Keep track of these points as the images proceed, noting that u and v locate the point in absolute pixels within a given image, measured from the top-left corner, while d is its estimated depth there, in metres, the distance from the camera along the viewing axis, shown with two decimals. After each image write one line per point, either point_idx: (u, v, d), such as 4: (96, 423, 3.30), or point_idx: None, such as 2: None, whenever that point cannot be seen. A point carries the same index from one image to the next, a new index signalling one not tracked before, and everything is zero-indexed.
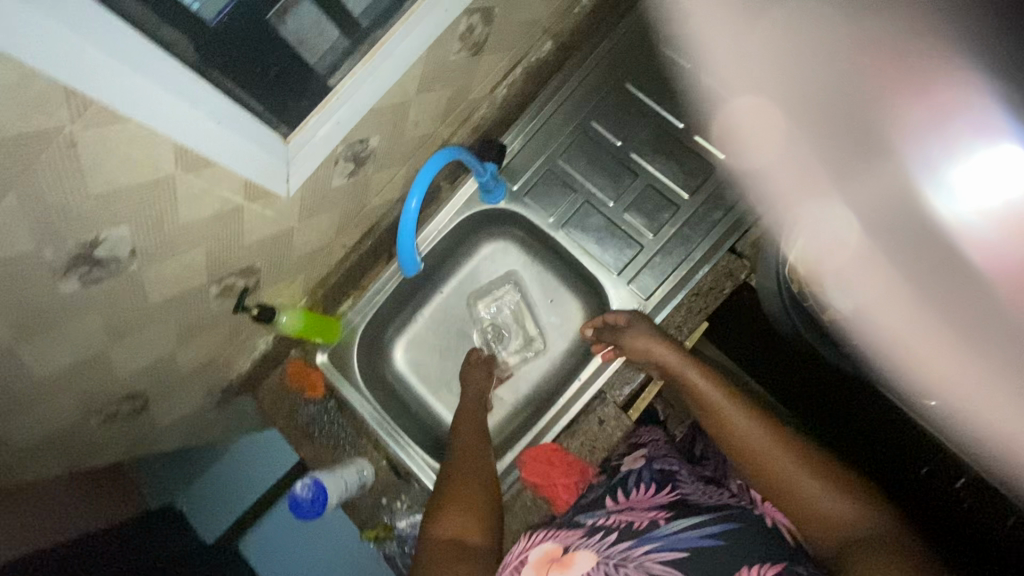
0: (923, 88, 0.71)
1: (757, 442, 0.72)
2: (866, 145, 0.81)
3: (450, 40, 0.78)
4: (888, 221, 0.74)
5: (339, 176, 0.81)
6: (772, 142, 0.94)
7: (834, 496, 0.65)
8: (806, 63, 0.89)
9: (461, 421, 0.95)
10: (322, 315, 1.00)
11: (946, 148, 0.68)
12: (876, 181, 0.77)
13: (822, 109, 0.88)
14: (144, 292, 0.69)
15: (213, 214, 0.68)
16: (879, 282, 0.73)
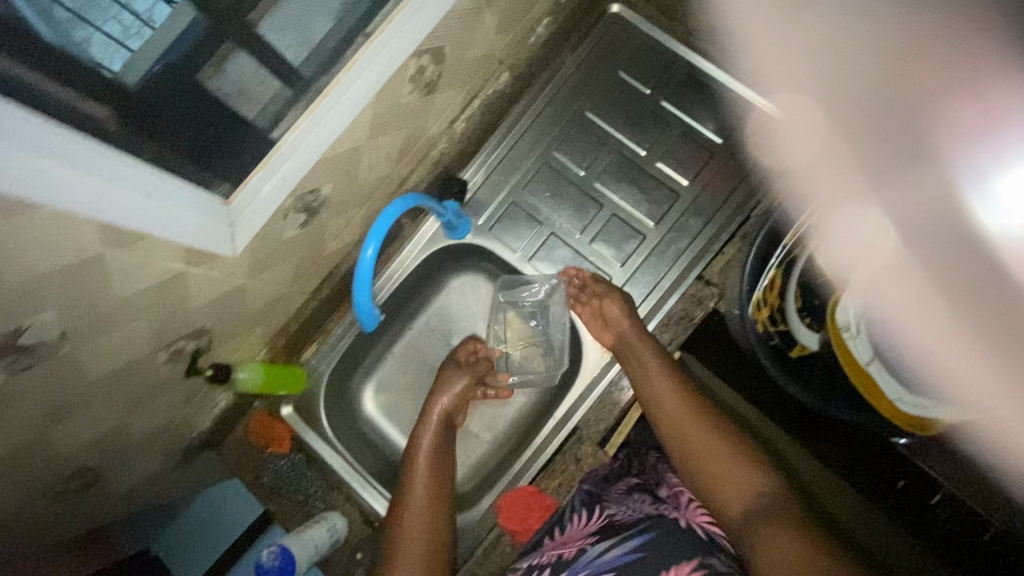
0: (979, 93, 0.60)
1: (687, 418, 0.77)
2: (913, 147, 0.72)
3: (400, 83, 0.75)
4: (931, 228, 0.66)
5: (290, 229, 0.77)
6: (811, 141, 0.92)
7: (734, 463, 0.71)
8: (852, 55, 0.77)
9: (424, 430, 0.91)
10: (284, 366, 0.95)
11: (995, 153, 0.60)
12: (917, 186, 0.69)
13: (869, 105, 0.79)
14: (82, 370, 0.64)
15: (153, 284, 0.63)
16: (913, 291, 0.64)
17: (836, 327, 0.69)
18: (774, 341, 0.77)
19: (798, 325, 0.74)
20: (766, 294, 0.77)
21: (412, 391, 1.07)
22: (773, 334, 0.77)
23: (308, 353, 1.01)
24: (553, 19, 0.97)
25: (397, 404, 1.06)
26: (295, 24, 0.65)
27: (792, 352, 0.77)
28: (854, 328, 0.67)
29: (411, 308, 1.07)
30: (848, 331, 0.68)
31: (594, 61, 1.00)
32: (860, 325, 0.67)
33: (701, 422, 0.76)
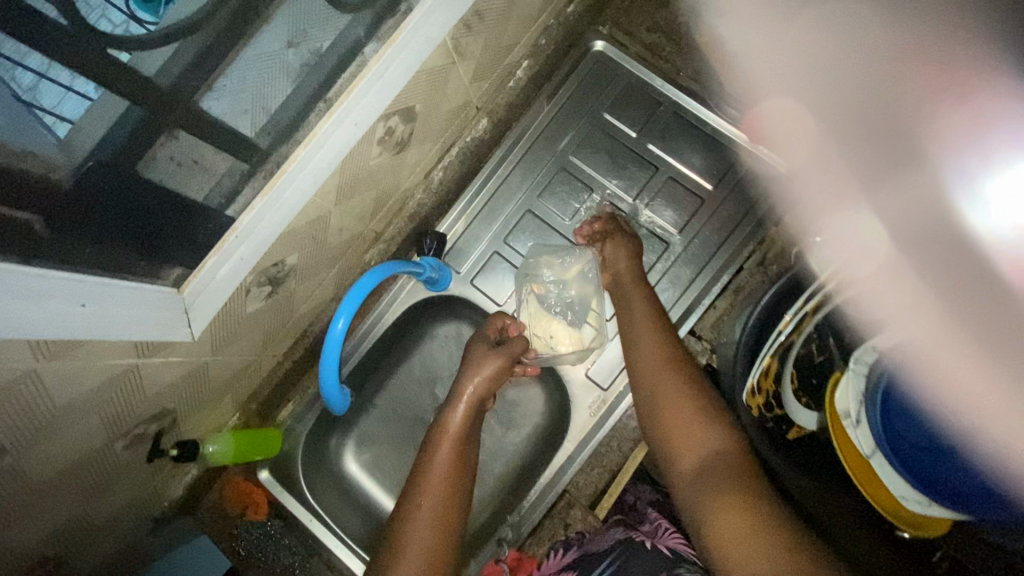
0: (965, 97, 0.63)
1: (656, 372, 0.73)
2: (901, 152, 0.73)
3: (368, 146, 0.69)
4: (926, 229, 0.72)
5: (255, 302, 0.73)
6: (798, 146, 0.87)
7: (702, 425, 0.66)
8: (834, 69, 0.75)
9: (453, 403, 0.80)
10: (258, 431, 0.91)
11: (983, 158, 0.63)
12: (910, 191, 0.72)
13: (855, 117, 0.76)
14: (29, 474, 0.60)
15: (101, 382, 0.59)
16: (909, 292, 0.68)
17: (835, 413, 0.68)
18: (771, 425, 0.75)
19: (799, 410, 0.74)
20: (763, 382, 0.74)
21: (396, 447, 1.03)
22: (770, 421, 0.75)
23: (284, 413, 0.97)
24: (533, 61, 0.92)
25: (380, 460, 1.02)
26: (245, 88, 0.60)
27: (790, 434, 0.76)
28: (854, 418, 0.66)
29: (392, 359, 1.03)
30: (848, 419, 0.67)
31: (576, 106, 0.97)
32: (861, 413, 0.66)
33: (681, 378, 0.71)
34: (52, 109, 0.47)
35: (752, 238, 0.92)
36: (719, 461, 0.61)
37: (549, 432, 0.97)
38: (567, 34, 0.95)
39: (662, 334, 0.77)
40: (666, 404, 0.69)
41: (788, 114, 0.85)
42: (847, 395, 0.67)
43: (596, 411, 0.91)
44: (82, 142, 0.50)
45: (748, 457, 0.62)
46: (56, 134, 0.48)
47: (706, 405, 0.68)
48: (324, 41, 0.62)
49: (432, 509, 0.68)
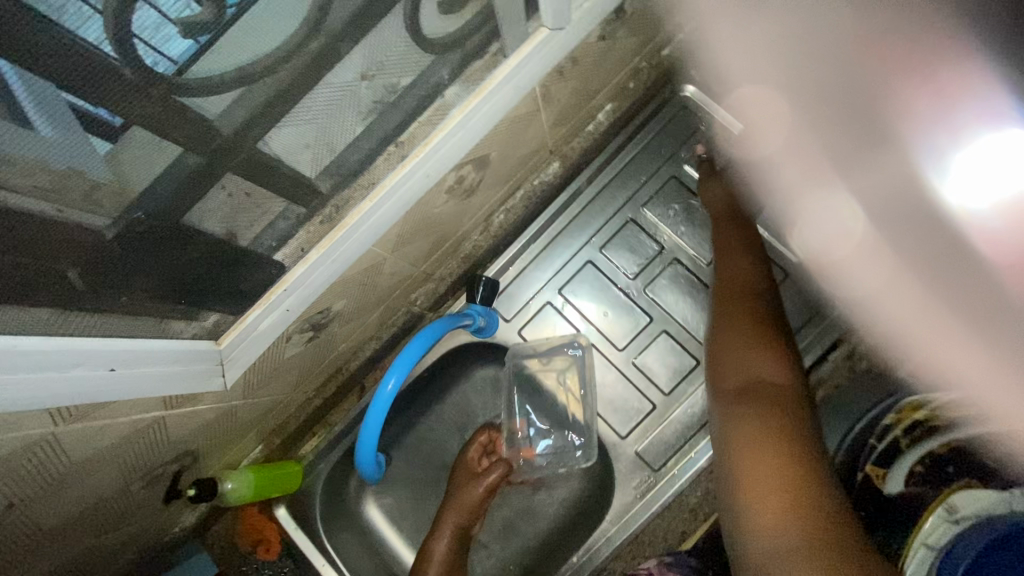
0: (928, 76, 0.62)
1: (743, 281, 0.73)
2: (871, 131, 0.71)
3: (435, 196, 0.63)
4: (891, 208, 0.75)
5: (294, 347, 0.67)
6: (776, 128, 0.83)
7: (761, 355, 0.64)
8: (818, 53, 0.69)
9: (439, 537, 0.84)
10: (280, 466, 0.85)
11: (951, 132, 0.64)
12: (877, 173, 0.75)
13: (831, 99, 0.73)
14: (37, 521, 0.55)
15: (123, 437, 0.54)
16: (883, 268, 0.79)
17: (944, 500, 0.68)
18: (863, 453, 0.76)
19: (901, 473, 0.73)
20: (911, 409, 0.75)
21: (419, 493, 0.96)
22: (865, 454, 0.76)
23: (308, 446, 0.91)
24: (616, 105, 0.87)
25: (401, 506, 0.96)
26: (313, 126, 0.49)
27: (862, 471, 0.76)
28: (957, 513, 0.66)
29: (425, 401, 0.96)
30: (948, 514, 0.67)
31: (655, 154, 0.89)
32: (965, 517, 0.65)
33: (751, 313, 0.69)
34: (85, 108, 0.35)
35: (837, 323, 0.83)
36: (767, 391, 0.61)
37: (586, 503, 0.89)
38: (656, 75, 0.88)
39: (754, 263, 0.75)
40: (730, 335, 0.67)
41: (763, 102, 0.83)
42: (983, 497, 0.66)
43: (643, 492, 0.83)
44: (140, 174, 0.41)
45: (800, 392, 0.61)
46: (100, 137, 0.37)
47: (766, 330, 0.67)
48: (404, 76, 0.52)
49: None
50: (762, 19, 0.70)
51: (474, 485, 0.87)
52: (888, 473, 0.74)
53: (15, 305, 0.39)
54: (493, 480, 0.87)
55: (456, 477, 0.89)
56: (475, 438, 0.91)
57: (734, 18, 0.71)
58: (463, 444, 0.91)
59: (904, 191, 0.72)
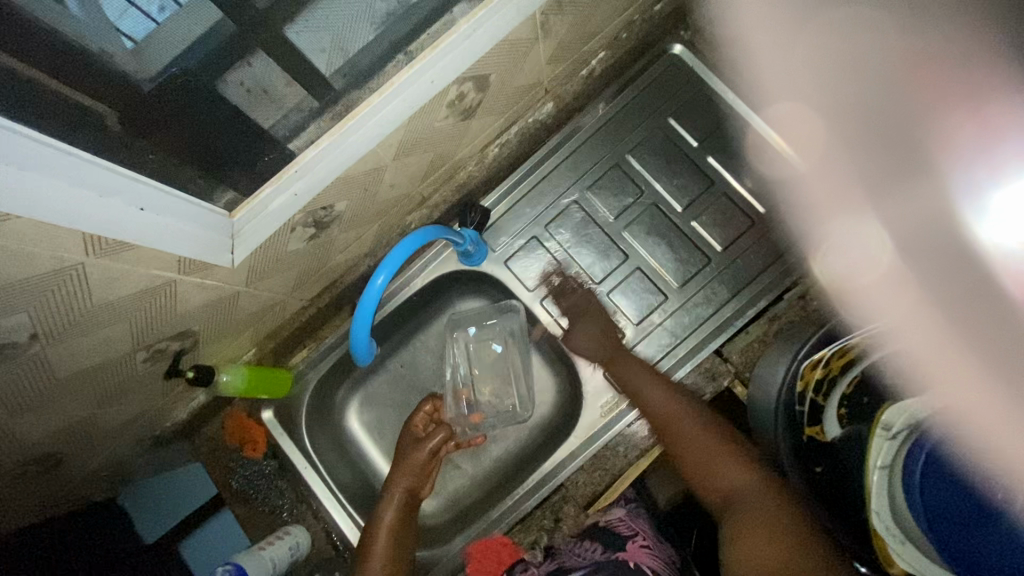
0: (975, 105, 0.52)
1: (662, 409, 0.82)
2: (911, 158, 0.66)
3: (437, 107, 0.69)
4: (924, 236, 0.70)
5: (296, 241, 0.73)
6: (810, 152, 0.89)
7: (726, 461, 0.77)
8: (835, 51, 0.70)
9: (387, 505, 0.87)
10: (271, 369, 0.92)
11: (990, 166, 0.55)
12: (911, 202, 0.69)
13: (870, 119, 0.71)
14: (52, 368, 0.60)
15: (138, 291, 0.59)
16: (903, 299, 0.74)
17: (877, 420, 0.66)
18: (799, 408, 0.76)
19: (834, 418, 0.75)
20: (831, 361, 0.74)
21: (398, 411, 1.03)
22: (798, 413, 0.76)
23: (298, 357, 0.97)
24: (610, 53, 0.91)
25: (381, 421, 1.03)
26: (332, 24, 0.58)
27: (803, 432, 0.76)
28: (893, 429, 0.65)
29: (410, 326, 1.02)
30: (884, 430, 0.65)
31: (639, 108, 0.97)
32: (898, 429, 0.65)
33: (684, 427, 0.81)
34: (116, 22, 0.45)
35: (794, 271, 0.91)
36: (745, 494, 0.73)
37: (554, 425, 0.97)
38: (649, 31, 0.94)
39: (669, 390, 0.83)
40: (693, 452, 0.79)
41: (801, 121, 0.87)
42: (906, 412, 0.65)
43: (607, 411, 0.91)
44: (159, 54, 0.49)
45: (770, 486, 0.73)
46: (125, 43, 0.47)
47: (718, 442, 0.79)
48: None
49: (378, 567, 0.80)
50: (815, 22, 0.70)
51: (412, 452, 0.92)
52: (825, 428, 0.75)
53: (44, 127, 0.43)
54: (435, 444, 0.92)
55: (401, 443, 0.94)
56: (419, 408, 0.95)
57: (772, 34, 0.81)
58: (409, 415, 0.97)
59: (931, 225, 0.68)
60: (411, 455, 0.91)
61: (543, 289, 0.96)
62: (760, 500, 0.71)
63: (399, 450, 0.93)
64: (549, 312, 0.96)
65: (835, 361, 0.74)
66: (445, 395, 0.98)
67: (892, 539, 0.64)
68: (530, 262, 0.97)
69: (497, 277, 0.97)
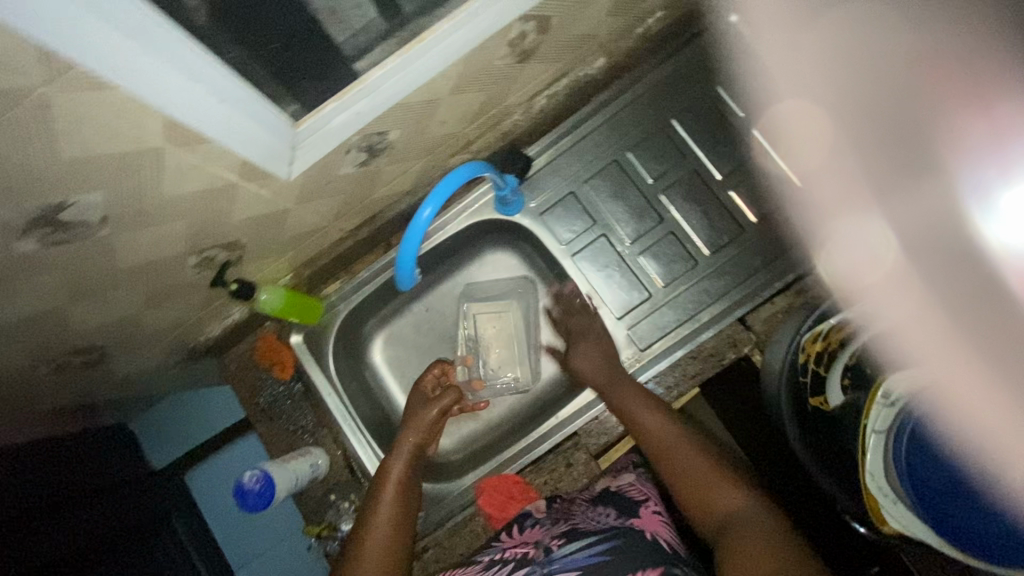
0: (986, 108, 0.74)
1: (654, 426, 0.78)
2: (920, 162, 0.85)
3: (498, 45, 0.70)
4: (929, 237, 0.82)
5: (348, 166, 0.75)
6: (818, 145, 0.93)
7: (720, 485, 0.70)
8: (863, 79, 0.88)
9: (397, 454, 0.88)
10: (304, 295, 0.95)
11: (999, 168, 0.73)
12: (919, 203, 0.84)
13: (881, 120, 0.88)
14: (113, 257, 0.63)
15: (201, 190, 0.61)
16: (910, 298, 0.76)
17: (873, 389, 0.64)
18: (803, 381, 0.78)
19: (837, 389, 0.73)
20: (832, 333, 0.76)
21: (421, 351, 1.08)
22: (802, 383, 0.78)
23: (331, 288, 1.01)
24: (667, 14, 0.91)
25: (404, 359, 1.08)
26: None
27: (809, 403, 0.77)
28: (893, 397, 0.63)
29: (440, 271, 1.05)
30: (882, 398, 0.63)
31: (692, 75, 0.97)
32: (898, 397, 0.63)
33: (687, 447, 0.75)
34: None
35: None
36: (743, 518, 0.65)
37: (571, 378, 1.02)
38: None
39: (661, 414, 0.79)
40: (682, 465, 0.73)
41: (806, 118, 0.94)
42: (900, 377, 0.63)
43: (626, 367, 0.94)
44: None
45: (766, 512, 0.65)
46: None
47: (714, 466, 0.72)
48: None
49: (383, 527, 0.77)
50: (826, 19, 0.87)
51: (421, 401, 0.96)
52: (827, 396, 0.74)
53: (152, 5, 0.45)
54: (446, 403, 0.95)
55: (412, 399, 0.97)
56: (429, 371, 0.99)
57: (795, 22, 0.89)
58: (419, 375, 1.00)
59: (942, 228, 0.81)
60: (422, 415, 0.93)
61: (573, 245, 0.98)
62: (757, 527, 0.63)
63: (409, 406, 0.96)
64: (576, 268, 0.98)
65: (835, 334, 0.75)
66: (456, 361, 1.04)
67: (885, 499, 0.63)
68: (565, 217, 0.98)
69: (531, 230, 0.99)
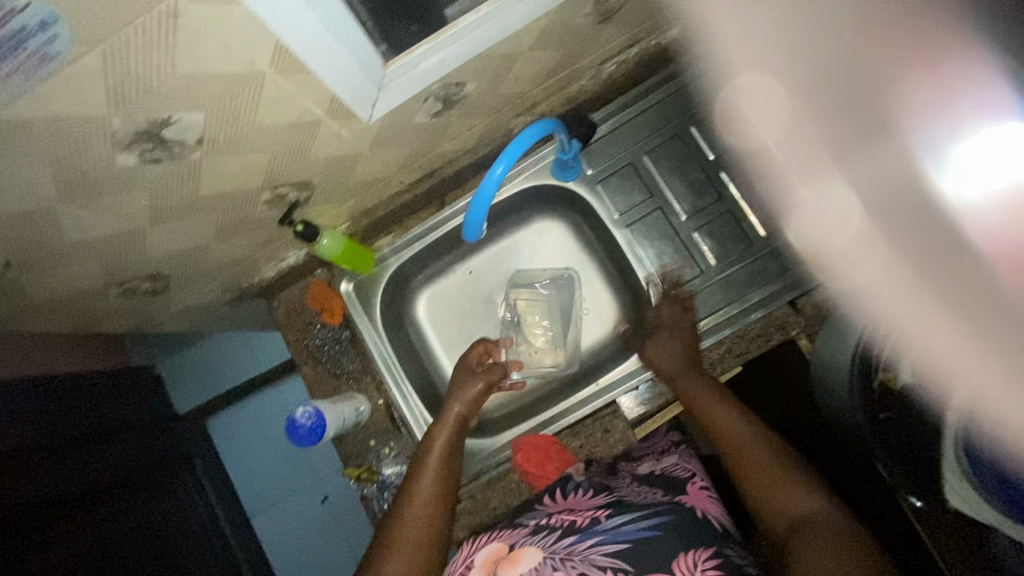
0: (934, 73, 0.60)
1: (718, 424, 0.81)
2: (877, 120, 0.71)
3: (584, 2, 0.70)
4: (887, 201, 0.76)
5: (423, 114, 0.75)
6: (778, 118, 0.89)
7: (790, 488, 0.72)
8: (810, 54, 0.77)
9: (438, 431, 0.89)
10: (359, 245, 0.97)
11: (951, 127, 0.61)
12: (883, 159, 0.72)
13: (841, 87, 0.75)
14: (198, 183, 0.64)
15: (290, 123, 0.62)
16: (879, 256, 0.80)
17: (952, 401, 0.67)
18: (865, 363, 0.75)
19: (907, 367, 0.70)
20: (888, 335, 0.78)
21: (463, 312, 1.12)
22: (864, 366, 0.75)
23: (384, 241, 1.03)
24: None
25: (446, 317, 1.12)
26: None
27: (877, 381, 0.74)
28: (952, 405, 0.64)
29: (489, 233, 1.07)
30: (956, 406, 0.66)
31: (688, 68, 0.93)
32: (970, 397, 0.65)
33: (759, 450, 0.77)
34: None
35: None
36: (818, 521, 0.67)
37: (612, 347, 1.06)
38: None
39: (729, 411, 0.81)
40: (752, 465, 0.76)
41: (767, 91, 0.88)
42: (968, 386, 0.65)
43: None
44: None
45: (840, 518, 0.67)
46: None
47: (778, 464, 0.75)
48: None
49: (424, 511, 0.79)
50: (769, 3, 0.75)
51: (467, 376, 0.97)
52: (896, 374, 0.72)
53: None
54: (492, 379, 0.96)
55: (457, 373, 0.98)
56: (472, 347, 0.99)
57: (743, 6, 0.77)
58: (464, 351, 1.01)
59: (902, 182, 0.71)
60: (468, 389, 0.94)
61: (626, 216, 0.98)
62: (829, 529, 0.65)
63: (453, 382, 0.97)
64: (628, 239, 0.98)
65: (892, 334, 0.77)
66: (499, 342, 1.03)
67: (953, 480, 0.64)
68: (622, 187, 0.98)
69: (586, 198, 1.00)
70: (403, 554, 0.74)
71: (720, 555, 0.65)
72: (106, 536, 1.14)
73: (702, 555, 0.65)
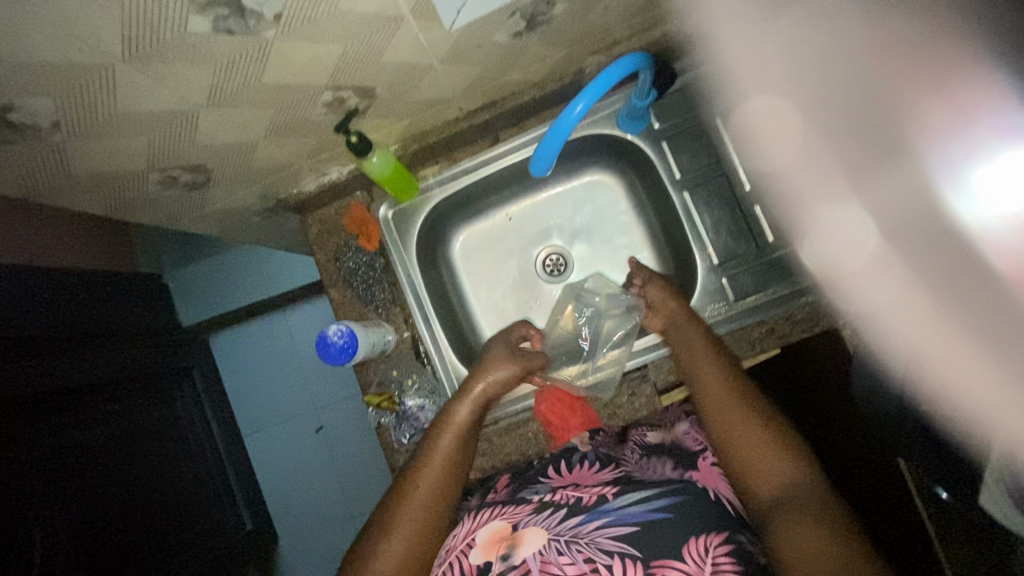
0: (947, 90, 0.51)
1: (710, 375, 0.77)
2: (881, 143, 0.57)
3: None
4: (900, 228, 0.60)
5: (505, 32, 0.70)
6: (779, 144, 0.76)
7: (771, 451, 0.66)
8: (804, 75, 0.66)
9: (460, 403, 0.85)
10: (406, 170, 0.93)
11: (969, 146, 0.50)
12: (891, 185, 0.58)
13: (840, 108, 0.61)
14: (263, 68, 0.60)
15: (373, 14, 0.57)
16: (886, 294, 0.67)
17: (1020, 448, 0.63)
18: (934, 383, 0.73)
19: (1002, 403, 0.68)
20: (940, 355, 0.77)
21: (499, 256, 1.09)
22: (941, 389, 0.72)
23: (429, 170, 0.99)
24: None
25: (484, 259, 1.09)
26: None
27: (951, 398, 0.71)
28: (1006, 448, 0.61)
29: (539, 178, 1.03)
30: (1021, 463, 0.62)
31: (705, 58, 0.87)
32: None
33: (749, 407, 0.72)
34: None
35: None
36: (796, 491, 0.62)
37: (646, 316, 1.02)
38: None
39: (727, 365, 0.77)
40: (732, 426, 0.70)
41: (766, 115, 0.77)
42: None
43: (714, 315, 0.91)
44: None
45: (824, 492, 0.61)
46: None
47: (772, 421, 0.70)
48: None
49: (427, 491, 0.75)
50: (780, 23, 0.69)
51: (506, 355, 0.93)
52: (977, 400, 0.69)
53: None
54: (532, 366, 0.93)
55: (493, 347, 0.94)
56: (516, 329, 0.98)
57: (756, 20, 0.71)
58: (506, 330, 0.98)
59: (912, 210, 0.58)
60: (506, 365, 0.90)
61: (687, 178, 0.93)
62: (813, 505, 0.59)
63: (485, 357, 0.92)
64: (685, 203, 0.93)
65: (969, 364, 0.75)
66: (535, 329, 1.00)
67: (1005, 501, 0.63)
68: (686, 147, 0.93)
69: (648, 154, 0.95)
70: (403, 531, 0.71)
71: (736, 542, 0.59)
72: (79, 440, 1.13)
73: (716, 541, 0.59)
